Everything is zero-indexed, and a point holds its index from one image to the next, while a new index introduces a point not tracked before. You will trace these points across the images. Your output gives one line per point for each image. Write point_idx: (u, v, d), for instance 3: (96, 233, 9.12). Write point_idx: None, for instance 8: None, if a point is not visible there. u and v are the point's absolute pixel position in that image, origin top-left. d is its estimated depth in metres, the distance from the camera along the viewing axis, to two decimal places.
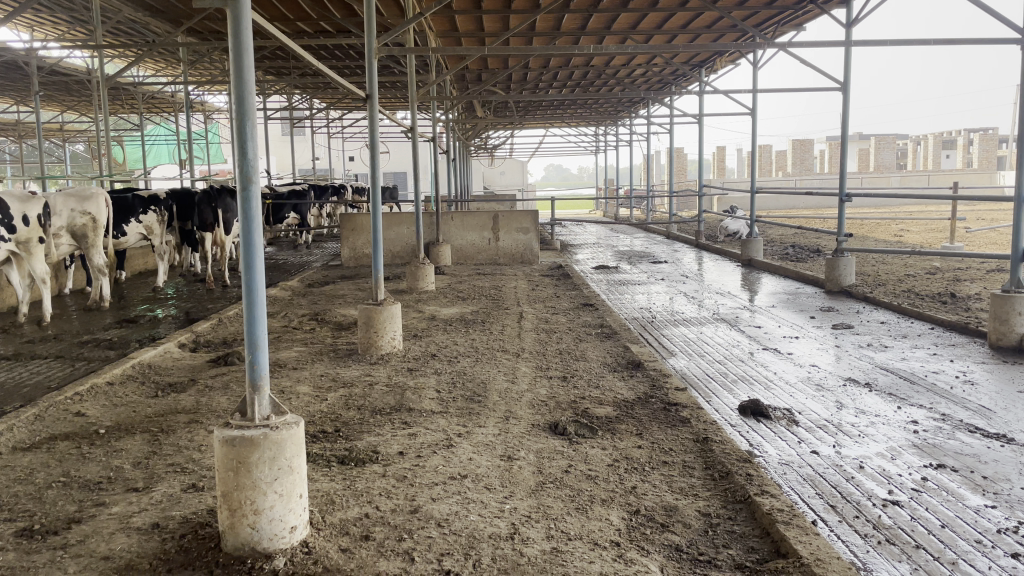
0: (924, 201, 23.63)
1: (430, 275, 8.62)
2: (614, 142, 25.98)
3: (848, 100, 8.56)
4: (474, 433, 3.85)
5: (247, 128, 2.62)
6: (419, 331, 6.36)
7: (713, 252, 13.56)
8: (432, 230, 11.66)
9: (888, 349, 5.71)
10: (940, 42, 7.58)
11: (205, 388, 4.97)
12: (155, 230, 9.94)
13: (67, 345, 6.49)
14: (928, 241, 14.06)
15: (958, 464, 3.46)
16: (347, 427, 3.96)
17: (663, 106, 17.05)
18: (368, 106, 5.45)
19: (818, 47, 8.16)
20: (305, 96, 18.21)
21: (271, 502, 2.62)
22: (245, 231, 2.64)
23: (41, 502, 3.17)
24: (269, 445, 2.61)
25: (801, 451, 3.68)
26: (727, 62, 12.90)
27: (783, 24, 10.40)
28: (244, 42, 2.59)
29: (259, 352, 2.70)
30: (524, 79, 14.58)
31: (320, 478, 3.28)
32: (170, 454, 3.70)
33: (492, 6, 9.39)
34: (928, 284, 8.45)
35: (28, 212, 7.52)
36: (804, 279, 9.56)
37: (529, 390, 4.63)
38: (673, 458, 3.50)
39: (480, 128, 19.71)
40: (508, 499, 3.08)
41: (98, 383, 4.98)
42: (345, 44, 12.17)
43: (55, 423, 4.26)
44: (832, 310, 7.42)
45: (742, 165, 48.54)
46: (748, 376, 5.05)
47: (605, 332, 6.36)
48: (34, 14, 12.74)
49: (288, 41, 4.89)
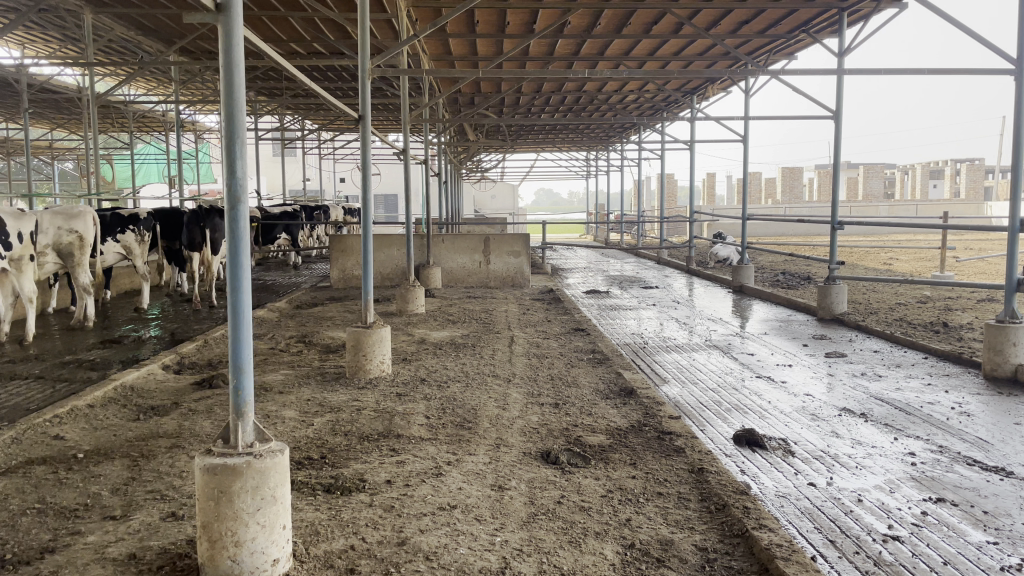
0: (913, 230, 23.76)
1: (420, 297, 8.51)
2: (605, 168, 26.06)
3: (840, 129, 8.58)
4: (464, 461, 3.76)
5: (236, 144, 2.54)
6: (409, 355, 6.27)
7: (703, 278, 13.54)
8: (422, 251, 11.61)
9: (882, 378, 5.65)
10: (935, 72, 7.61)
11: (188, 411, 4.86)
12: (134, 250, 9.80)
13: (49, 365, 6.36)
14: (917, 270, 14.09)
15: (957, 498, 3.39)
16: (333, 454, 3.86)
17: (655, 132, 17.12)
18: (362, 125, 5.36)
19: (810, 75, 8.20)
20: (297, 117, 18.19)
21: (254, 533, 2.52)
22: (232, 252, 2.56)
23: (14, 530, 3.05)
24: (252, 474, 2.52)
25: (798, 483, 3.61)
26: (718, 89, 12.93)
27: (775, 52, 10.44)
28: (234, 60, 2.52)
29: (244, 377, 2.61)
30: (516, 103, 14.65)
31: (305, 506, 3.18)
32: (150, 481, 3.59)
33: (486, 31, 9.37)
34: (920, 313, 8.42)
35: (22, 229, 7.43)
36: (796, 306, 9.52)
37: (520, 416, 4.54)
38: (668, 490, 3.42)
39: (471, 151, 19.75)
40: (499, 531, 2.98)
41: (78, 406, 4.85)
42: (337, 67, 12.17)
43: (32, 447, 4.13)
44: (825, 338, 7.37)
45: (732, 192, 48.94)
46: (742, 405, 4.98)
47: (596, 357, 6.29)
48: (25, 31, 12.68)
49: (282, 62, 4.84)
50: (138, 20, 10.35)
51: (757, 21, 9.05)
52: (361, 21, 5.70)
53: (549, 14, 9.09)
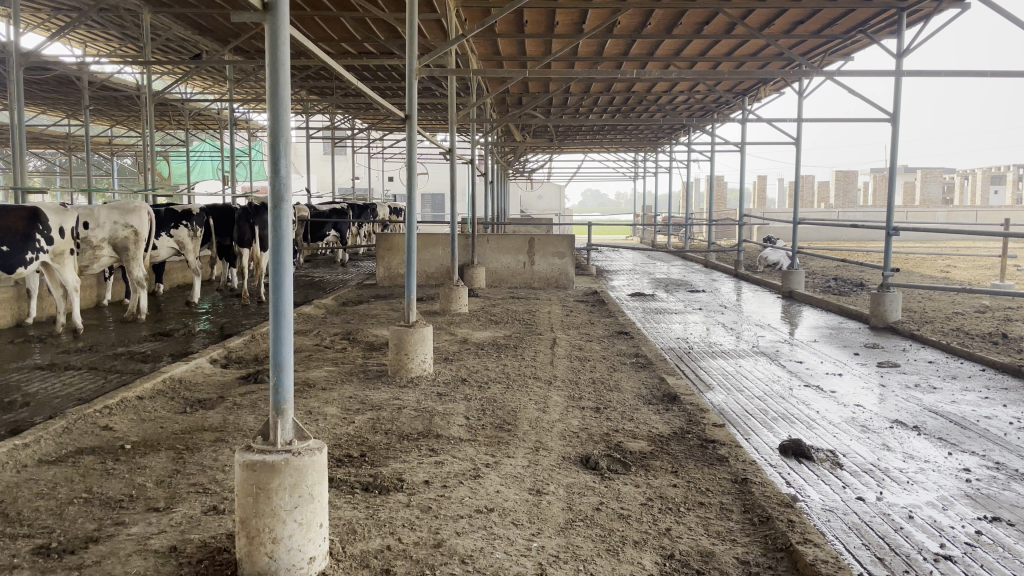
0: (972, 237, 23.08)
1: (464, 297, 8.52)
2: (653, 170, 25.85)
3: (896, 132, 8.35)
4: (503, 463, 3.73)
5: (281, 144, 2.55)
6: (451, 354, 6.26)
7: (752, 283, 13.33)
8: (467, 251, 11.64)
9: (937, 390, 5.47)
10: (998, 73, 7.35)
11: (233, 405, 4.93)
12: (187, 244, 9.98)
13: (101, 356, 6.52)
14: (976, 279, 13.65)
15: (1014, 517, 3.26)
16: (373, 452, 3.87)
17: (704, 133, 16.91)
18: (408, 125, 5.36)
19: (866, 77, 8.01)
20: (347, 117, 18.41)
21: (290, 531, 2.53)
22: (274, 250, 2.57)
23: (61, 519, 3.11)
24: (290, 471, 2.53)
25: (846, 497, 3.50)
26: (771, 91, 12.71)
27: (831, 53, 10.22)
28: (280, 60, 2.53)
29: (284, 374, 2.62)
30: (564, 103, 14.61)
31: (343, 505, 3.19)
32: (193, 474, 3.63)
33: (535, 31, 9.34)
34: (978, 323, 8.15)
35: (65, 224, 7.57)
36: (847, 313, 9.28)
37: (560, 420, 4.50)
38: (710, 500, 3.35)
39: (519, 152, 19.75)
40: (536, 536, 2.95)
41: (128, 397, 4.95)
42: (387, 66, 12.28)
43: (82, 436, 4.23)
44: (878, 347, 7.17)
45: (783, 194, 48.18)
46: (789, 415, 4.86)
47: (639, 362, 6.20)
48: (88, 31, 13.07)
49: (331, 64, 4.87)
50: (194, 20, 10.57)
51: (813, 22, 8.86)
52: (408, 20, 5.69)
53: (598, 14, 9.04)
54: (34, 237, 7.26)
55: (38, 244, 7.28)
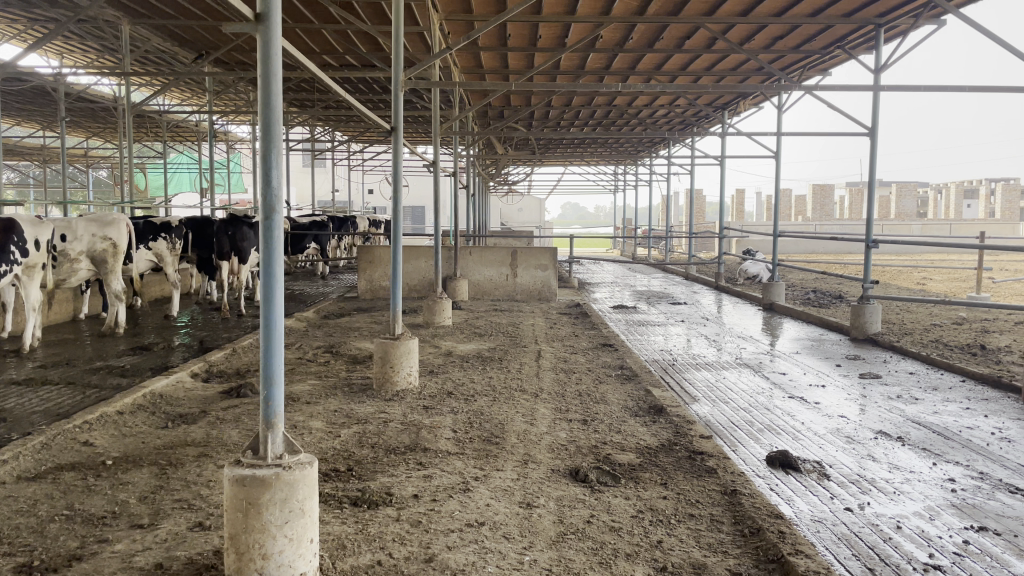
0: (947, 250, 23.43)
1: (448, 309, 8.50)
2: (633, 183, 26.00)
3: (875, 145, 8.46)
4: (492, 476, 3.71)
5: (273, 156, 2.54)
6: (436, 367, 6.23)
7: (732, 295, 13.41)
8: (450, 264, 11.62)
9: (919, 401, 5.51)
10: (973, 88, 7.48)
11: (216, 419, 4.86)
12: (166, 257, 9.88)
13: (79, 371, 6.42)
14: (952, 291, 13.82)
15: (1000, 527, 3.29)
16: (360, 466, 3.83)
17: (683, 147, 17.05)
18: (394, 137, 5.35)
19: (845, 92, 8.11)
20: (328, 129, 18.37)
21: (281, 546, 2.49)
22: (265, 263, 2.55)
23: (43, 536, 3.05)
24: (281, 486, 2.49)
25: (834, 507, 3.51)
26: (750, 105, 12.85)
27: (809, 68, 10.35)
28: (272, 70, 2.51)
29: (274, 389, 2.59)
30: (546, 116, 14.67)
31: (331, 520, 3.15)
32: (177, 490, 3.58)
33: (518, 44, 9.39)
34: (956, 335, 8.26)
35: (40, 236, 7.46)
36: (827, 325, 9.37)
37: (548, 432, 4.49)
38: (700, 511, 3.35)
39: (500, 164, 19.79)
40: (527, 550, 2.93)
41: (108, 412, 4.87)
42: (368, 79, 12.27)
43: (62, 452, 4.15)
44: (859, 359, 7.23)
45: (761, 208, 48.63)
46: (775, 426, 4.88)
47: (625, 374, 6.21)
48: (64, 42, 12.95)
49: (317, 76, 4.86)
50: (174, 32, 10.51)
51: (792, 37, 8.97)
52: (394, 33, 5.68)
53: (580, 28, 9.10)
54: (9, 249, 7.11)
55: (12, 257, 7.14)
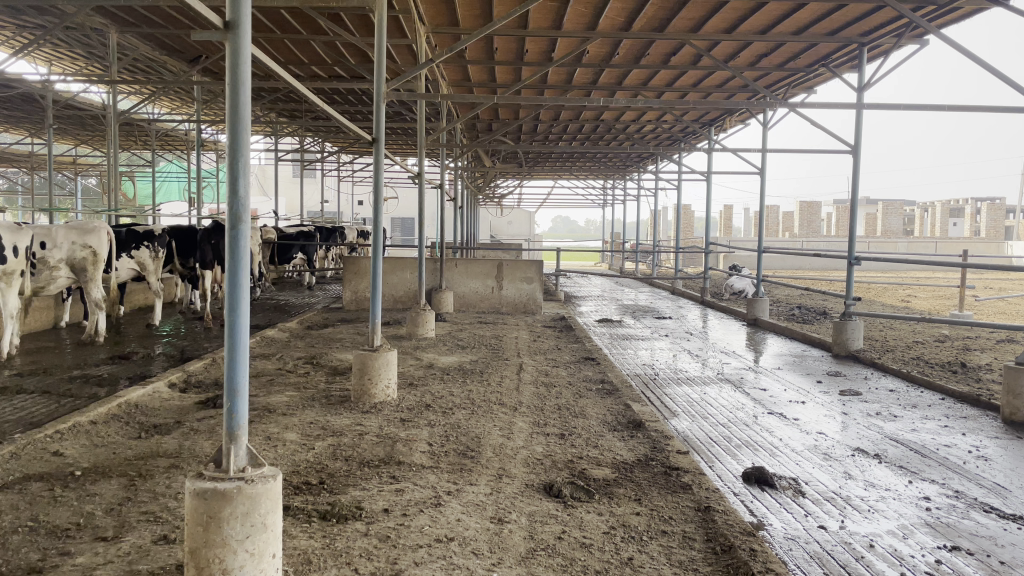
0: (932, 268, 23.58)
1: (430, 321, 8.48)
2: (621, 198, 26.07)
3: (858, 163, 8.51)
4: (464, 491, 3.68)
5: (240, 166, 2.52)
6: (415, 380, 6.20)
7: (718, 310, 13.44)
8: (434, 275, 11.61)
9: (898, 419, 5.51)
10: (954, 108, 7.54)
11: (190, 430, 4.81)
12: (148, 266, 9.80)
13: (55, 379, 6.34)
14: (935, 308, 13.91)
15: (973, 546, 3.28)
16: (332, 479, 3.79)
17: (671, 162, 17.12)
18: (375, 150, 5.34)
19: (828, 109, 8.18)
20: (317, 141, 18.37)
21: (242, 561, 2.45)
22: (230, 272, 2.52)
23: (5, 548, 2.99)
24: (242, 500, 2.45)
25: (808, 525, 3.49)
26: (736, 121, 12.92)
27: (794, 85, 10.42)
28: (241, 76, 2.49)
29: (238, 400, 2.56)
30: (534, 130, 14.70)
31: (299, 534, 3.10)
32: (145, 502, 3.53)
33: (505, 58, 9.43)
34: (938, 352, 8.29)
35: (19, 243, 7.39)
36: (811, 341, 9.38)
37: (524, 446, 4.47)
38: (673, 528, 3.32)
39: (488, 176, 19.81)
40: (495, 566, 2.89)
41: (80, 422, 4.81)
42: (356, 90, 12.28)
43: (31, 462, 4.09)
44: (840, 375, 7.25)
45: (749, 223, 48.90)
46: (753, 442, 4.87)
47: (605, 389, 6.17)
48: (51, 48, 12.91)
49: (300, 88, 4.87)
50: (162, 40, 10.50)
51: (777, 54, 9.02)
52: (377, 44, 5.68)
53: (567, 43, 9.15)
54: None
55: None
